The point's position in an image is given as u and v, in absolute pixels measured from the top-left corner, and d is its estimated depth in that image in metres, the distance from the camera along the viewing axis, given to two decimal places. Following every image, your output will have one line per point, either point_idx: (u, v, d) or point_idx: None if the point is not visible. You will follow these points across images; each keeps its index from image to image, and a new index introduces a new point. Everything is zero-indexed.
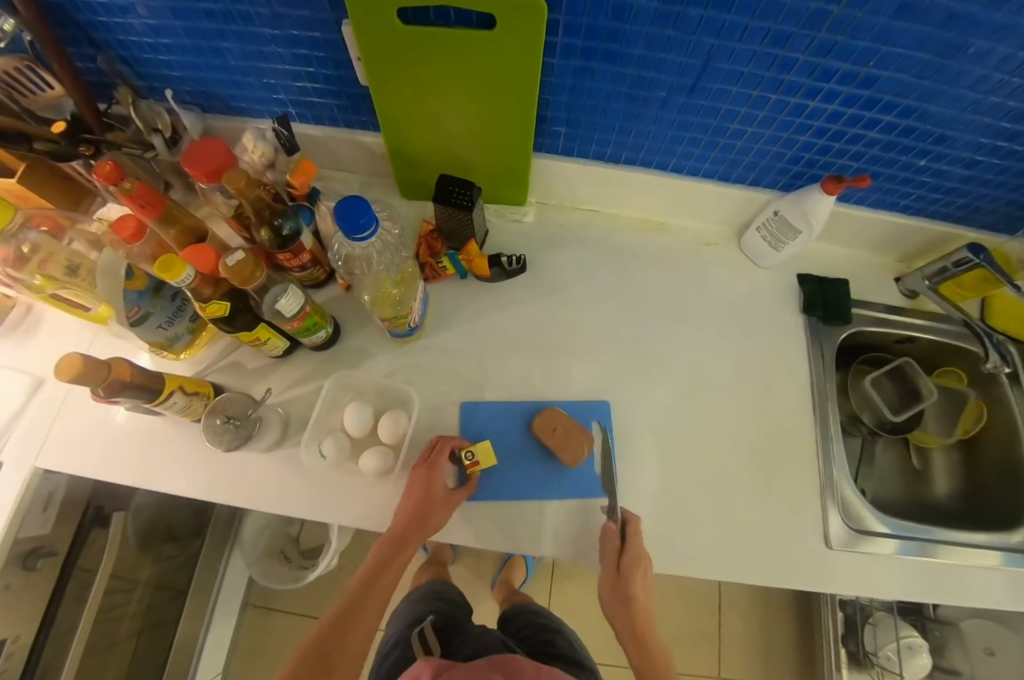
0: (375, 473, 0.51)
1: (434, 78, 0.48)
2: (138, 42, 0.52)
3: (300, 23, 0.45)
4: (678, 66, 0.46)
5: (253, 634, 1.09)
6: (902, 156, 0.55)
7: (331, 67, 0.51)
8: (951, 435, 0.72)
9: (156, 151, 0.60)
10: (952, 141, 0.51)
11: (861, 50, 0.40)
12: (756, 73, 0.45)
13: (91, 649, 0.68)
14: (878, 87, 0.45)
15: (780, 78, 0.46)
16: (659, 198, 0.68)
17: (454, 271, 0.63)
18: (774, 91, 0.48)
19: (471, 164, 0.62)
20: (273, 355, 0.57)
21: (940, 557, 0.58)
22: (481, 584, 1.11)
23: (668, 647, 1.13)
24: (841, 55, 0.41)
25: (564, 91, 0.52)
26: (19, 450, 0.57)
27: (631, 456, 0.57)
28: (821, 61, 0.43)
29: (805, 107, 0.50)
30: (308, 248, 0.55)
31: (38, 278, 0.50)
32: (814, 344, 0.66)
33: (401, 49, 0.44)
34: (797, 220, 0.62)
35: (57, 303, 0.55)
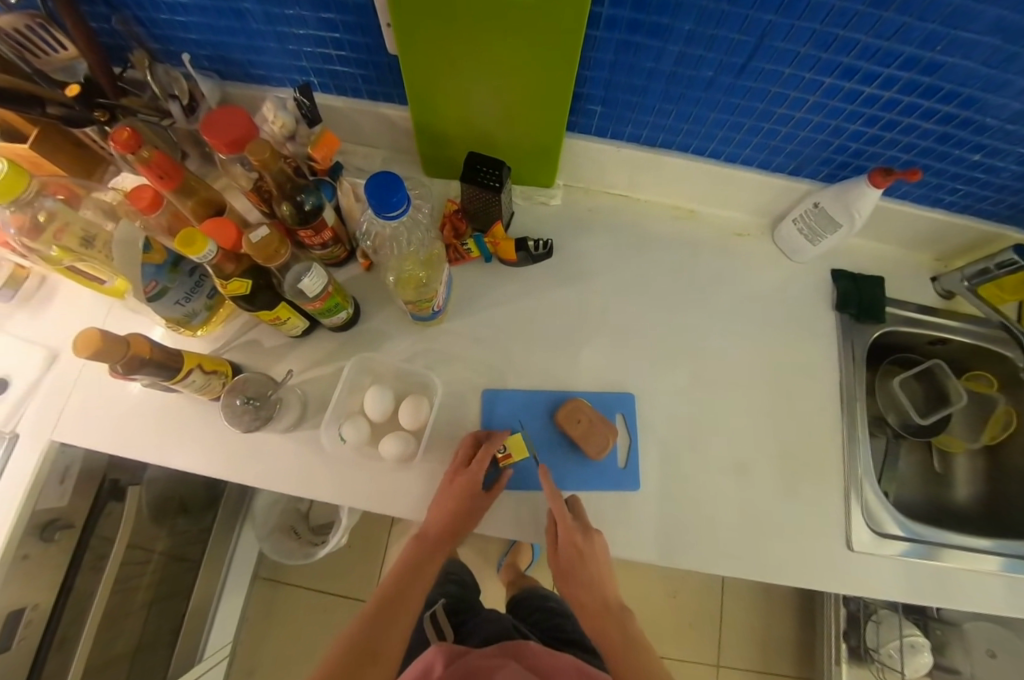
0: (396, 458, 0.50)
1: (465, 49, 0.45)
2: (155, 1, 0.49)
3: None
4: (728, 44, 0.43)
5: (262, 606, 1.11)
6: (957, 150, 0.52)
7: (358, 33, 0.49)
8: (976, 441, 0.71)
9: (173, 119, 0.58)
10: (1013, 135, 0.48)
11: (927, 34, 0.37)
12: (812, 55, 0.42)
13: (107, 618, 0.69)
14: (941, 75, 0.42)
15: (837, 61, 0.42)
16: (692, 185, 0.65)
17: (478, 254, 0.61)
18: (829, 75, 0.44)
19: (499, 143, 0.60)
20: (293, 334, 0.56)
21: (945, 561, 0.57)
22: (487, 567, 1.12)
23: (668, 633, 1.15)
24: (906, 39, 0.38)
25: (604, 66, 0.49)
26: (36, 422, 0.57)
27: (653, 451, 0.56)
28: (885, 44, 0.39)
29: (860, 93, 0.46)
30: (330, 225, 0.53)
31: (54, 249, 0.49)
32: (845, 342, 0.64)
33: (436, 18, 0.41)
34: (838, 213, 0.59)
35: (72, 275, 0.54)
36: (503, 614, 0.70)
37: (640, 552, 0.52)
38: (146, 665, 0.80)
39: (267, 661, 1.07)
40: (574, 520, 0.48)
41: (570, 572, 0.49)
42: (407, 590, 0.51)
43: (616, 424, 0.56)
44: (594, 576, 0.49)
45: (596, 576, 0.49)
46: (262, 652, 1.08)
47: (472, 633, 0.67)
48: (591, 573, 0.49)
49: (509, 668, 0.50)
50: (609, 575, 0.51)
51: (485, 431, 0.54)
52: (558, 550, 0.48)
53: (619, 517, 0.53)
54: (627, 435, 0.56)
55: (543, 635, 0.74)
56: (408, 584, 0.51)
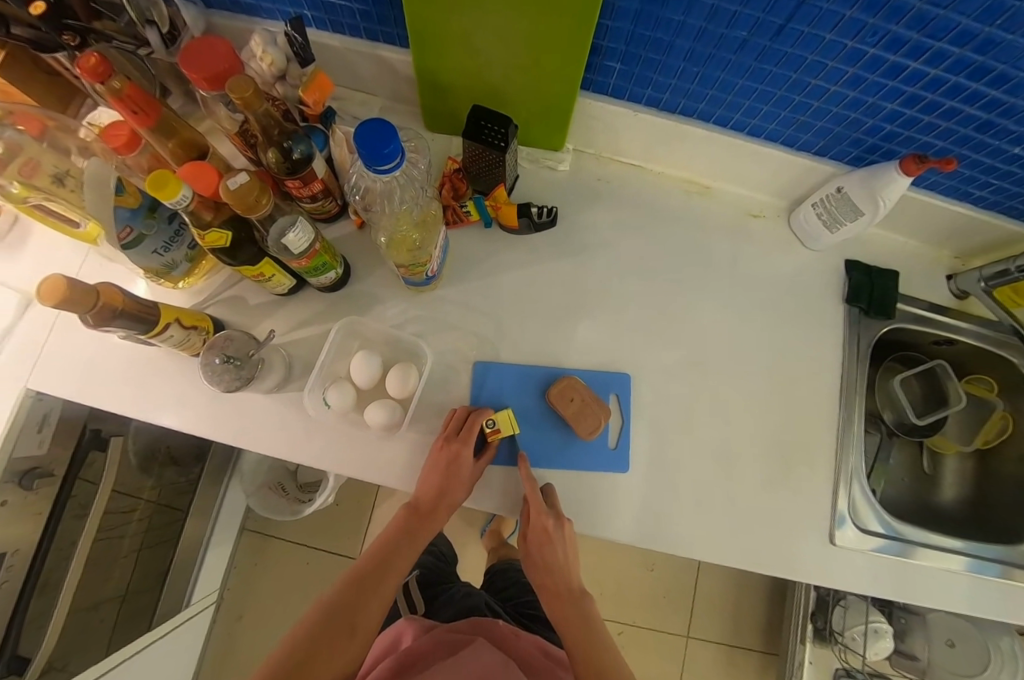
0: (381, 427, 0.49)
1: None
2: None
3: None
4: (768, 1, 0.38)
5: (248, 558, 1.13)
6: (999, 140, 0.48)
7: None
8: (968, 444, 0.71)
9: (152, 48, 0.53)
10: None
11: (993, 6, 0.32)
12: (859, 20, 0.37)
13: (94, 562, 0.70)
14: (995, 54, 0.38)
15: (885, 29, 0.38)
16: (709, 159, 0.61)
17: (478, 217, 0.57)
18: (874, 45, 0.40)
19: (507, 98, 0.55)
20: (278, 292, 0.53)
21: (918, 559, 0.57)
22: (470, 534, 1.14)
23: (643, 603, 1.19)
24: (967, 10, 0.33)
25: (628, 18, 0.44)
26: (12, 368, 0.55)
27: (645, 435, 0.55)
28: (941, 15, 0.35)
29: (904, 69, 0.42)
30: (320, 177, 0.50)
31: (16, 185, 0.46)
32: (851, 336, 0.62)
33: None
34: (862, 199, 0.55)
35: (42, 215, 0.51)
36: (476, 591, 0.71)
37: (620, 535, 0.52)
38: (133, 608, 0.82)
39: (250, 611, 1.10)
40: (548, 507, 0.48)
41: (538, 552, 0.50)
42: (388, 558, 0.51)
43: (608, 402, 0.54)
44: (560, 557, 0.50)
45: (562, 559, 0.50)
46: (244, 602, 1.11)
47: (444, 607, 0.68)
48: (559, 555, 0.50)
49: (476, 644, 0.52)
50: (575, 558, 0.51)
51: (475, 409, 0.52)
52: (529, 530, 0.49)
53: (604, 499, 0.53)
54: (619, 417, 0.55)
55: (516, 613, 0.76)
56: (390, 552, 0.51)
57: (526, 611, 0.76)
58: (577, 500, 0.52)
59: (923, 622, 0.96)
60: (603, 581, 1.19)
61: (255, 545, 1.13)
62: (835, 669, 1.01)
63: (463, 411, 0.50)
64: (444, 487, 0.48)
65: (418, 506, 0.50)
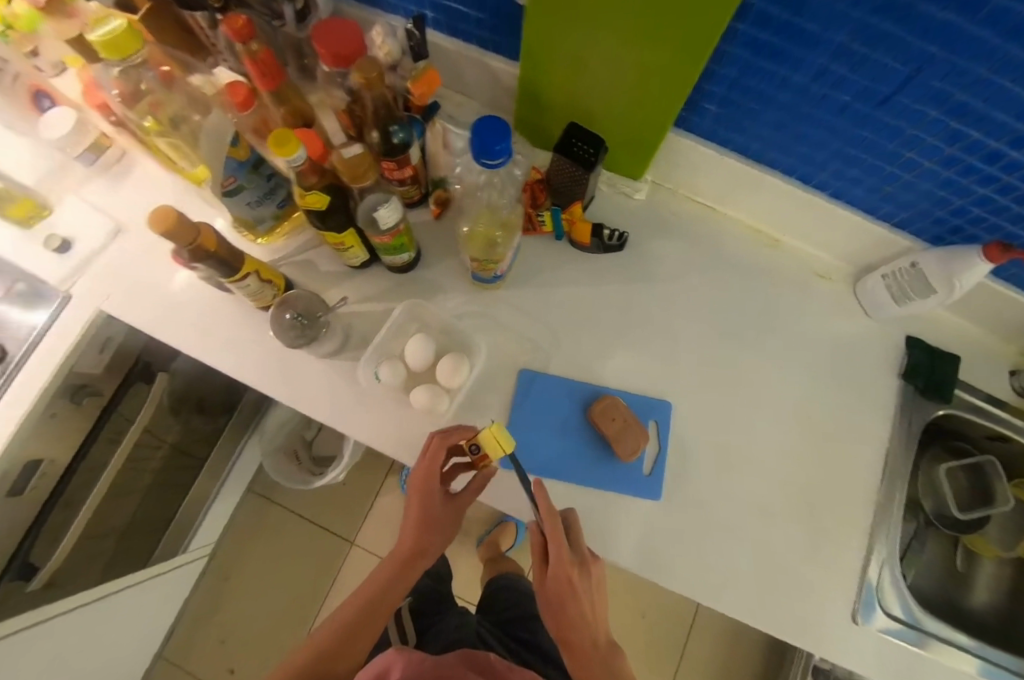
0: (424, 409, 0.50)
1: (592, 16, 0.43)
2: None
3: None
4: (880, 71, 0.38)
5: (252, 519, 1.14)
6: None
7: None
8: (1010, 552, 0.68)
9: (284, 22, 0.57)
10: None
11: None
12: (968, 103, 0.38)
13: (114, 489, 0.72)
14: None
15: (992, 116, 0.38)
16: (785, 213, 0.62)
17: (551, 229, 0.59)
18: (977, 129, 0.40)
19: (600, 122, 0.58)
20: (351, 264, 0.55)
21: (943, 660, 0.54)
22: (466, 540, 1.13)
23: (628, 650, 1.15)
24: None
25: (735, 65, 0.46)
26: (92, 288, 0.58)
27: (678, 472, 0.54)
28: None
29: (1005, 157, 0.42)
30: (413, 163, 0.52)
31: (147, 119, 0.50)
32: (903, 414, 0.60)
33: None
34: (936, 279, 0.55)
35: (161, 153, 0.56)
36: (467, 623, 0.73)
37: (636, 567, 0.51)
38: (135, 543, 0.83)
39: (240, 572, 1.11)
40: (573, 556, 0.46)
41: (559, 600, 0.49)
42: (405, 574, 0.53)
43: (648, 429, 0.54)
44: (583, 609, 0.48)
45: (586, 610, 0.49)
46: (241, 564, 1.11)
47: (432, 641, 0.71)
48: (581, 606, 0.48)
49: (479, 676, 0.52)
50: (598, 608, 0.50)
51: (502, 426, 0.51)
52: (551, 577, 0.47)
53: (627, 528, 0.52)
54: (656, 445, 0.55)
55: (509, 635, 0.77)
56: (408, 570, 0.53)
57: (520, 635, 0.77)
58: (600, 523, 0.52)
59: None
60: None
61: (259, 509, 1.14)
62: None
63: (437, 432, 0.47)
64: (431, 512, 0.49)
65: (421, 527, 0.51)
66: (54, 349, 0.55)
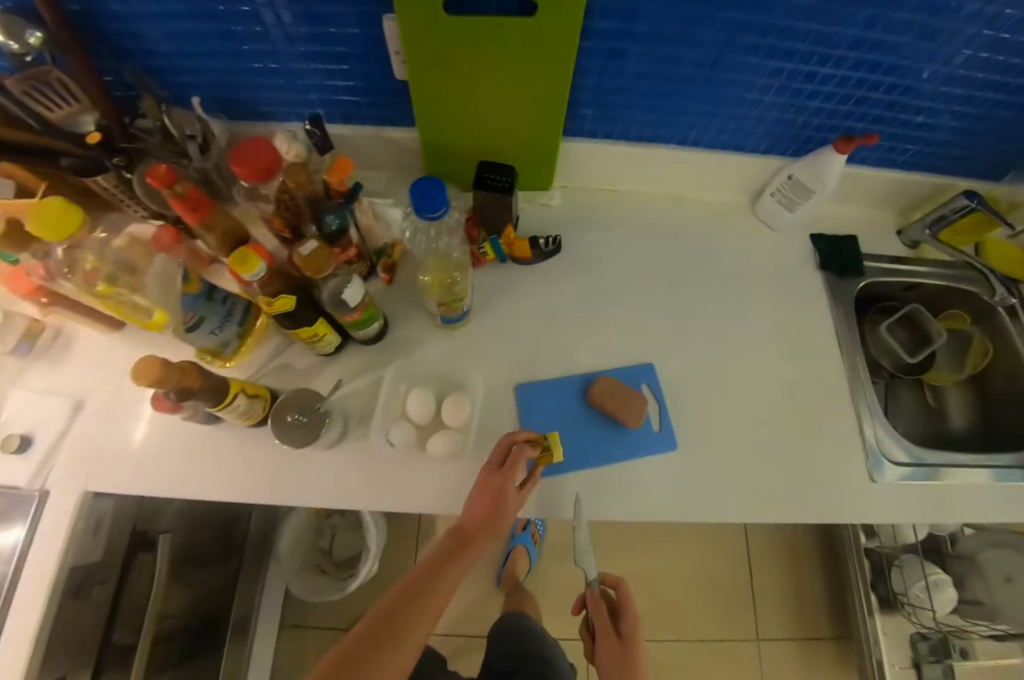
0: (457, 423, 0.54)
1: (484, 73, 0.51)
2: (167, 51, 0.53)
3: (337, 18, 0.47)
4: (680, 9, 0.44)
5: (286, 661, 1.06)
6: (1004, 58, 0.48)
7: (362, 60, 0.53)
8: (962, 372, 0.73)
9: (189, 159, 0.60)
10: (917, 91, 0.55)
11: (798, 46, 0.49)
12: (740, 54, 0.50)
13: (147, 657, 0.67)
14: (843, 63, 0.51)
15: (761, 60, 0.51)
16: (674, 172, 0.71)
17: (493, 255, 0.64)
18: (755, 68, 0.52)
19: (494, 137, 0.61)
20: (325, 352, 0.57)
21: (943, 479, 0.60)
22: (489, 583, 1.17)
23: (689, 625, 1.18)
24: (782, 50, 0.49)
25: (593, 66, 0.53)
26: (66, 473, 0.55)
27: (679, 415, 0.60)
28: (778, 38, 0.47)
29: (796, 68, 0.52)
30: (354, 243, 0.57)
31: (96, 288, 0.51)
32: (835, 300, 0.69)
33: (445, 40, 0.46)
34: (811, 181, 0.65)
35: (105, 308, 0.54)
36: None
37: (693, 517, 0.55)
38: None
39: None
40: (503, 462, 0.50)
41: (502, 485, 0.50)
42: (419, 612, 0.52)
43: (643, 392, 0.60)
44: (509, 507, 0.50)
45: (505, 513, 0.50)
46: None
47: None
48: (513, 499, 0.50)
49: None
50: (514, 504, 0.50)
51: (521, 430, 0.55)
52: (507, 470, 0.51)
53: (652, 479, 0.56)
54: (655, 403, 0.60)
55: None
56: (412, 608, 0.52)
57: None
58: (624, 490, 0.55)
59: (977, 565, 0.99)
60: (662, 603, 1.19)
61: (290, 643, 1.06)
62: (911, 634, 1.03)
63: (509, 439, 0.53)
64: (492, 505, 0.48)
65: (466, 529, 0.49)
66: (44, 562, 0.52)
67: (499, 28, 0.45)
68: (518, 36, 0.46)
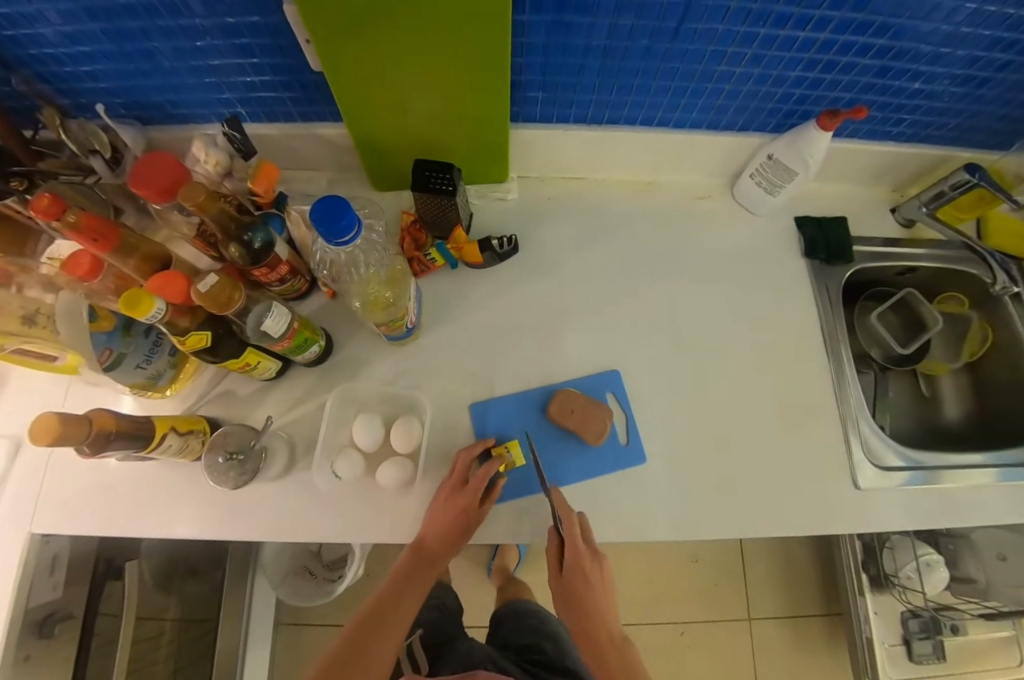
0: (407, 448, 0.51)
1: (404, 66, 0.44)
2: (53, 55, 0.47)
3: (235, 11, 0.40)
4: None
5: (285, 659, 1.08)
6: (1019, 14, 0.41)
7: (277, 55, 0.47)
8: (957, 360, 0.71)
9: (99, 175, 0.55)
10: (914, 55, 0.47)
11: (777, 13, 0.41)
12: (710, 27, 0.43)
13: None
14: (831, 29, 0.43)
15: (735, 30, 0.44)
16: (643, 157, 0.64)
17: (443, 261, 0.60)
18: (728, 40, 0.45)
19: (432, 131, 0.55)
20: (266, 377, 0.54)
21: (943, 483, 0.58)
22: (480, 574, 1.18)
23: (681, 606, 1.19)
24: (758, 20, 0.42)
25: (538, 52, 0.47)
26: (7, 519, 0.53)
27: (649, 425, 0.57)
28: (753, 6, 0.40)
29: (775, 37, 0.45)
30: (285, 259, 0.51)
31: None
32: (821, 288, 0.64)
33: (356, 38, 0.40)
34: (793, 161, 0.58)
35: (16, 358, 0.49)
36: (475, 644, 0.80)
37: (661, 535, 0.53)
38: None
39: None
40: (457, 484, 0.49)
41: (453, 510, 0.48)
42: (393, 612, 0.50)
43: (608, 403, 0.56)
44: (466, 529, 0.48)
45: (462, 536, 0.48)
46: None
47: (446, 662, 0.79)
48: (470, 520, 0.48)
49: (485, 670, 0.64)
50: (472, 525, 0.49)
51: (479, 442, 0.53)
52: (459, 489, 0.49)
53: (619, 498, 0.54)
54: (622, 414, 0.57)
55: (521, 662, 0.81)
56: (391, 610, 0.50)
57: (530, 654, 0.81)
58: (591, 510, 0.53)
59: (969, 543, 0.98)
60: (653, 586, 1.19)
61: (288, 641, 1.08)
62: (900, 612, 1.01)
63: (461, 456, 0.50)
64: (446, 531, 0.47)
65: (427, 549, 0.48)
66: None
67: (416, 21, 0.38)
68: (440, 27, 0.39)
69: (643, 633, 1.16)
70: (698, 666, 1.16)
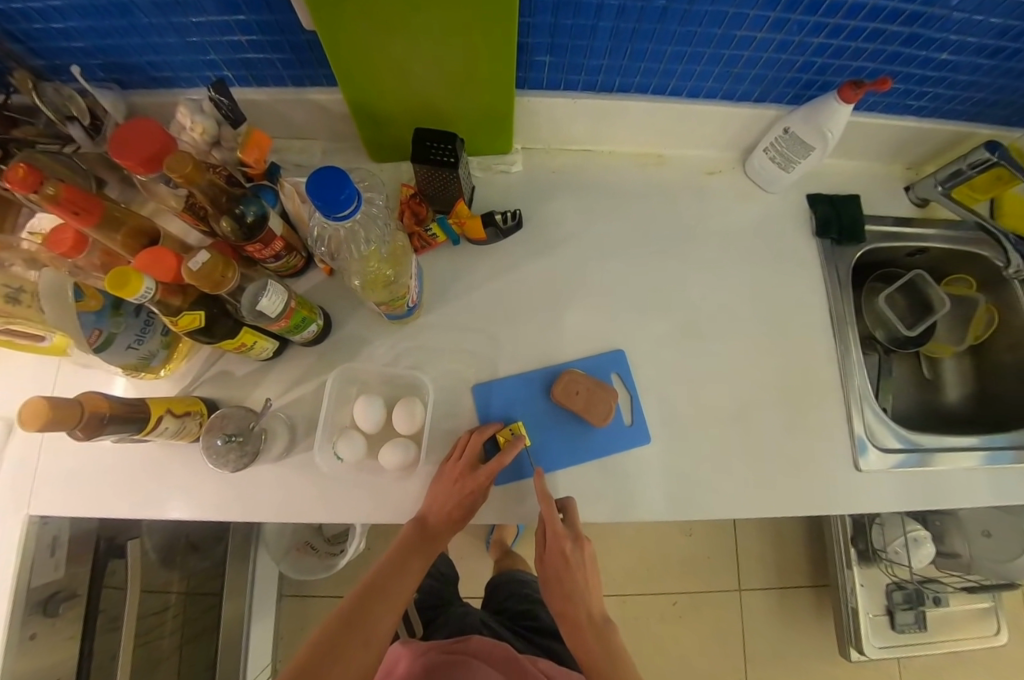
0: (410, 429, 0.50)
1: (403, 28, 0.41)
2: (20, 10, 0.43)
3: None
4: None
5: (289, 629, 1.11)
6: None
7: (264, 12, 0.43)
8: (962, 343, 0.71)
9: (78, 143, 0.52)
10: (948, 23, 0.44)
11: None
12: None
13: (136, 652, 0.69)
14: None
15: None
16: (653, 129, 0.62)
17: (445, 236, 0.58)
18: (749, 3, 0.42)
19: (433, 98, 0.52)
20: (263, 357, 0.53)
21: (935, 465, 0.59)
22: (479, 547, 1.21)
23: (675, 578, 1.22)
24: None
25: (546, 12, 0.43)
26: (4, 500, 0.52)
27: (653, 407, 0.56)
28: None
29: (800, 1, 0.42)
30: (280, 234, 0.49)
31: None
32: (830, 268, 0.63)
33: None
34: (809, 135, 0.56)
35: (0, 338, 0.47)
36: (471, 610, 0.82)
37: (663, 515, 0.53)
38: None
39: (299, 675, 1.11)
40: (462, 461, 0.49)
41: (458, 486, 0.48)
42: (391, 589, 0.50)
43: (613, 384, 0.56)
44: (471, 505, 0.49)
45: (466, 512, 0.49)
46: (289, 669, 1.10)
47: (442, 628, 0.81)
48: (475, 497, 0.49)
49: (478, 641, 0.65)
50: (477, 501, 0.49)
51: (483, 425, 0.53)
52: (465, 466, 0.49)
53: (623, 478, 0.54)
54: (627, 394, 0.56)
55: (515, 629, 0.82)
56: (389, 586, 0.50)
57: (522, 622, 0.83)
58: (594, 490, 0.53)
59: (957, 521, 1.00)
60: (648, 559, 1.22)
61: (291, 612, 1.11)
62: (886, 585, 1.04)
63: (467, 434, 0.51)
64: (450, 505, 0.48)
65: (431, 525, 0.48)
66: None
67: None
68: None
69: (637, 604, 1.20)
70: (689, 634, 1.21)
